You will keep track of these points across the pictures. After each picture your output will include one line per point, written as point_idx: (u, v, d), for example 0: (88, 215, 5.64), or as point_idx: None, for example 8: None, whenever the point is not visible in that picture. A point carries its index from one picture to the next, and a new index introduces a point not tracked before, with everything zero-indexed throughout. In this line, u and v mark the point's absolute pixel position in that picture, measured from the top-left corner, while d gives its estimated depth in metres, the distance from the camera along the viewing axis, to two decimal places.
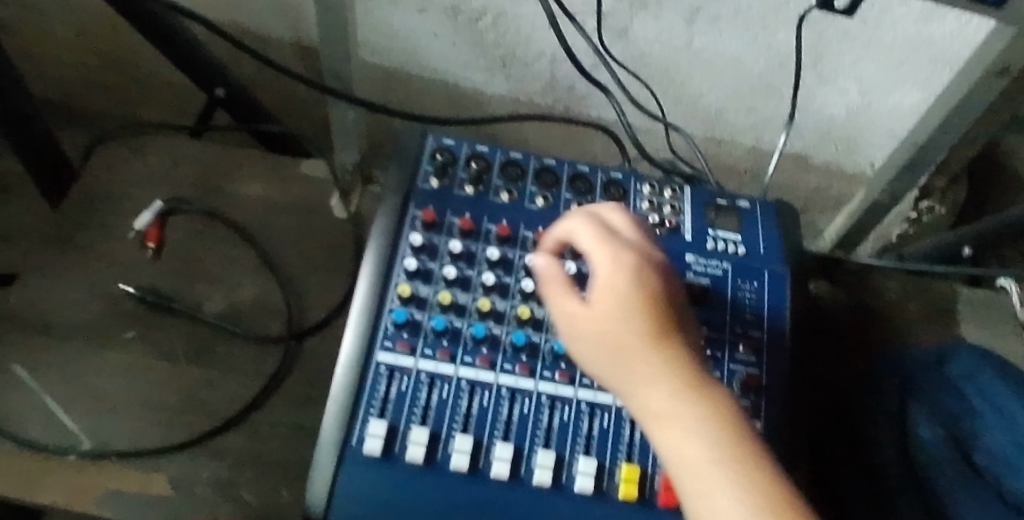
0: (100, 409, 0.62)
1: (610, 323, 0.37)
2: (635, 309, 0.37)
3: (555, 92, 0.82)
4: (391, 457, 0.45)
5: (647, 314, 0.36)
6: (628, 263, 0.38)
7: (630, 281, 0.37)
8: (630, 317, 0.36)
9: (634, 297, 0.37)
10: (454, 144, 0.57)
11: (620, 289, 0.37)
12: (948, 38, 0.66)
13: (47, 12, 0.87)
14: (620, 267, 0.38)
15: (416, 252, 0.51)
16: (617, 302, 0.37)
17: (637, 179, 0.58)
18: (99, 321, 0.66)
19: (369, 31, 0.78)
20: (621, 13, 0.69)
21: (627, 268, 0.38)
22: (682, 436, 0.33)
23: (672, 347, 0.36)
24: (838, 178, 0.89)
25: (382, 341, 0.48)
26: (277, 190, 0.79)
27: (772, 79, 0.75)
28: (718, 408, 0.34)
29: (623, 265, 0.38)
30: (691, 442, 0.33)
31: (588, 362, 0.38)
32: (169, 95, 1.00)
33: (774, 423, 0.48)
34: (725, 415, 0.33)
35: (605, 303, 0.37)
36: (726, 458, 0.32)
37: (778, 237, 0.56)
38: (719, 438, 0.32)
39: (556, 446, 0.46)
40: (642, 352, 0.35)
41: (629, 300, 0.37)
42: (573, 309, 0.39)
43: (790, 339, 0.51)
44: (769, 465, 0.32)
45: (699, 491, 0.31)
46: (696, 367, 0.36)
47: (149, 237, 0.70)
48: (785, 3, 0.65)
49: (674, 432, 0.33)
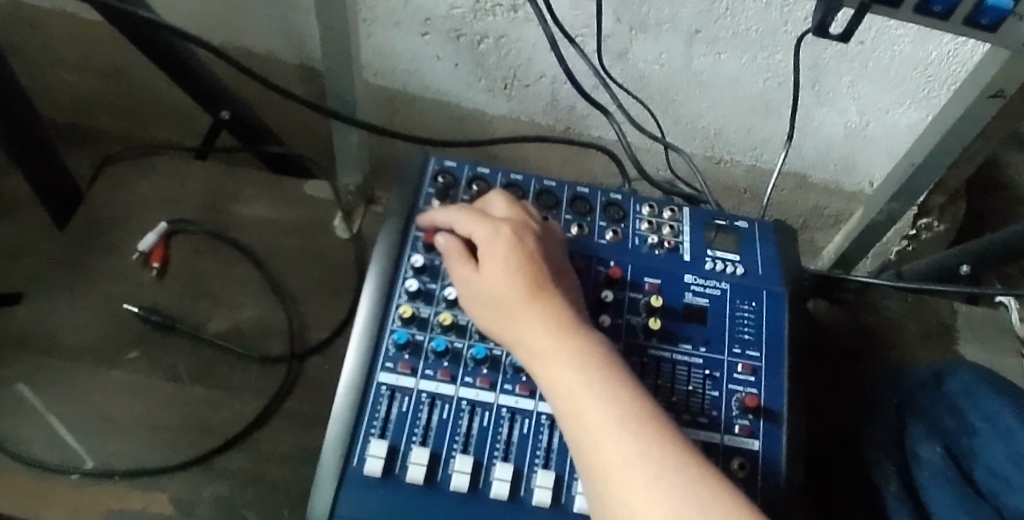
0: (103, 429, 0.62)
1: (493, 285, 0.45)
2: (512, 271, 0.45)
3: (556, 112, 0.82)
4: (392, 477, 0.45)
5: (522, 274, 0.45)
6: (504, 234, 0.47)
7: (506, 250, 0.46)
8: (508, 280, 0.45)
9: (510, 261, 0.45)
10: (456, 166, 0.58)
11: (499, 257, 0.46)
12: (943, 58, 0.67)
13: (56, 37, 0.89)
14: (498, 238, 0.46)
15: (417, 272, 0.51)
16: (498, 267, 0.45)
17: (637, 199, 0.58)
18: (103, 340, 0.67)
19: (372, 54, 0.79)
20: (620, 35, 0.70)
21: (503, 239, 0.46)
22: (556, 370, 0.42)
23: (545, 297, 0.44)
24: (838, 197, 0.90)
25: (383, 362, 0.48)
26: (280, 211, 0.80)
27: (770, 99, 0.75)
28: (584, 342, 0.43)
29: (501, 239, 0.46)
30: (564, 373, 0.41)
31: (483, 324, 0.46)
32: (175, 117, 1.02)
33: (773, 444, 0.48)
34: (589, 348, 0.43)
35: (489, 270, 0.46)
36: (592, 381, 0.41)
37: (776, 258, 0.56)
38: (584, 365, 0.42)
39: (556, 467, 0.46)
40: (520, 306, 0.44)
41: (506, 263, 0.45)
42: (463, 276, 0.47)
43: (789, 359, 0.51)
44: (621, 384, 0.41)
45: (573, 410, 0.40)
46: (567, 311, 0.44)
47: (153, 257, 0.71)
48: (782, 25, 0.66)
49: (554, 372, 0.42)
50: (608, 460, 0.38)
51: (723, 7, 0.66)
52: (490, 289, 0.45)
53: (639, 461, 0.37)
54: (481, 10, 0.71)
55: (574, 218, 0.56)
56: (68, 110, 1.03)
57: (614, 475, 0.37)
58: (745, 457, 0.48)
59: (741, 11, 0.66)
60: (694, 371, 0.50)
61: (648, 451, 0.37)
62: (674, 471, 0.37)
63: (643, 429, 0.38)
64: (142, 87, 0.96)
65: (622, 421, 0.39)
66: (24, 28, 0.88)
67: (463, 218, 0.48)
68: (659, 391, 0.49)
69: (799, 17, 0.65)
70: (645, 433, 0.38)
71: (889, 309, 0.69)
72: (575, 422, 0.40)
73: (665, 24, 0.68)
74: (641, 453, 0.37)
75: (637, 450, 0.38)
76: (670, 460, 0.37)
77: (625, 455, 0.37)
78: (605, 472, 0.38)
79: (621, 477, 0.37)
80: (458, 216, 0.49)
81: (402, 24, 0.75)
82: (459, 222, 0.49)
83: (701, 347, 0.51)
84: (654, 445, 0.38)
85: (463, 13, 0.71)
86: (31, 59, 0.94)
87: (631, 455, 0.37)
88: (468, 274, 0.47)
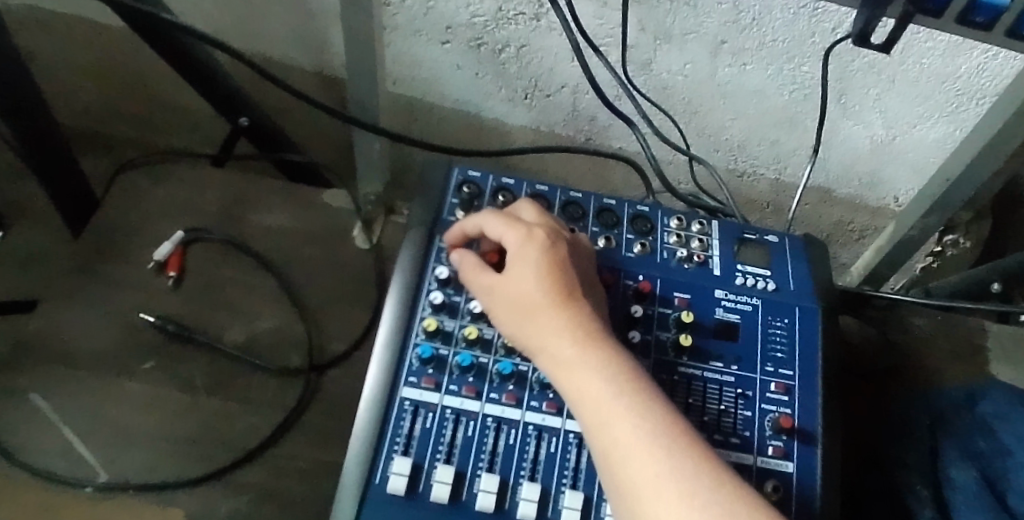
0: (119, 441, 0.61)
1: (521, 290, 0.44)
2: (542, 276, 0.44)
3: (578, 123, 0.81)
4: (415, 496, 0.43)
5: (551, 281, 0.44)
6: (536, 238, 0.46)
7: (537, 253, 0.45)
8: (538, 284, 0.44)
9: (540, 266, 0.44)
10: (480, 177, 0.56)
11: (529, 262, 0.44)
12: (973, 72, 0.65)
13: (74, 42, 0.88)
14: (529, 243, 0.45)
15: (442, 284, 0.50)
16: (527, 272, 0.44)
17: (665, 212, 0.57)
18: (118, 351, 0.66)
19: (393, 63, 0.79)
20: (645, 46, 0.69)
21: (534, 243, 0.45)
22: (585, 380, 0.40)
23: (574, 305, 0.43)
24: (861, 211, 0.88)
25: (406, 377, 0.47)
26: (300, 220, 0.79)
27: (795, 111, 0.74)
28: (614, 353, 0.41)
29: (533, 242, 0.45)
30: (593, 384, 0.40)
31: (505, 328, 0.44)
32: (192, 125, 1.01)
33: (808, 466, 0.47)
34: (618, 360, 0.41)
35: (517, 274, 0.44)
36: (622, 393, 0.39)
37: (809, 274, 0.55)
38: (615, 378, 0.40)
39: (584, 487, 0.45)
40: (548, 313, 0.43)
41: (537, 268, 0.44)
42: (488, 280, 0.45)
43: (824, 378, 0.50)
44: (653, 399, 0.39)
45: (601, 423, 0.39)
46: (595, 322, 0.43)
47: (170, 265, 0.70)
48: (809, 36, 0.65)
49: (581, 380, 0.40)
50: (639, 475, 0.36)
51: (750, 17, 0.65)
52: (518, 291, 0.44)
53: (672, 477, 0.36)
54: (504, 19, 0.70)
55: (601, 230, 0.55)
56: (82, 116, 1.03)
57: (646, 491, 0.36)
58: (779, 480, 0.46)
59: (768, 21, 0.65)
60: (725, 390, 0.49)
61: (682, 467, 0.36)
62: (709, 489, 0.35)
63: (677, 444, 0.37)
64: (159, 94, 0.96)
65: (654, 435, 0.37)
66: (42, 33, 0.88)
67: (491, 222, 0.47)
68: (690, 409, 0.48)
69: (827, 28, 0.64)
70: (678, 448, 0.37)
71: (920, 328, 0.68)
72: (604, 435, 0.38)
73: (691, 34, 0.67)
74: (675, 469, 0.36)
75: (670, 465, 0.36)
76: (705, 478, 0.36)
77: (658, 471, 0.36)
78: (635, 488, 0.36)
79: (653, 493, 0.35)
80: (487, 219, 0.48)
81: (423, 32, 0.74)
82: (487, 225, 0.48)
83: (732, 365, 0.49)
84: (687, 462, 0.36)
85: (485, 21, 0.70)
86: (47, 65, 0.94)
87: (663, 470, 0.36)
88: (493, 278, 0.45)
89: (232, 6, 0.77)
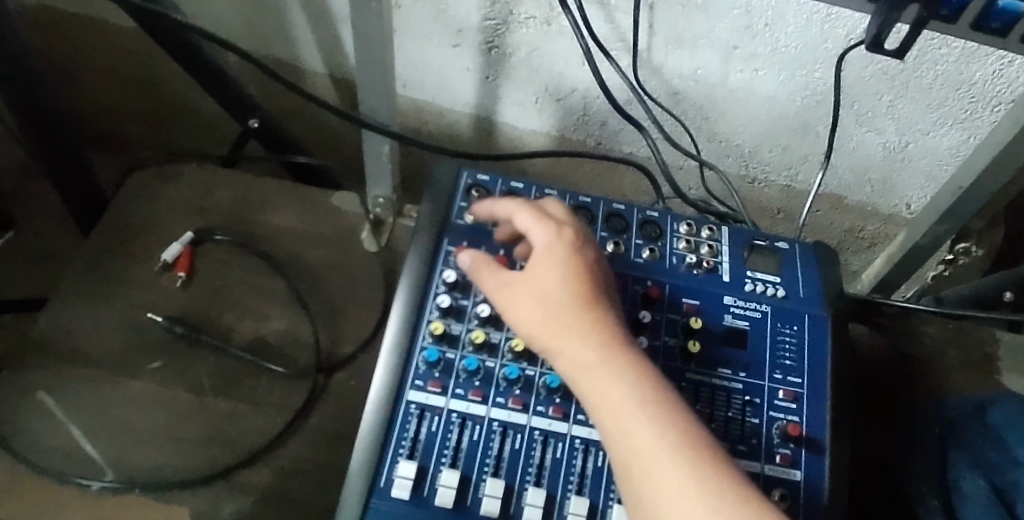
0: (126, 439, 0.61)
1: (547, 290, 0.44)
2: (566, 277, 0.44)
3: (588, 127, 0.81)
4: (419, 500, 0.43)
5: (577, 282, 0.43)
6: (564, 238, 0.45)
7: (565, 253, 0.44)
8: (563, 284, 0.43)
9: (566, 268, 0.44)
10: (489, 180, 0.56)
11: (557, 261, 0.44)
12: (988, 78, 0.65)
13: (86, 46, 0.90)
14: (558, 243, 0.45)
15: (450, 288, 0.50)
16: (552, 273, 0.44)
17: (673, 217, 0.57)
18: (125, 350, 0.66)
19: (404, 66, 0.79)
20: (658, 49, 0.69)
21: (563, 243, 0.45)
22: (606, 385, 0.40)
23: (599, 310, 0.43)
24: (874, 218, 0.87)
25: (413, 380, 0.47)
26: (309, 220, 0.79)
27: (807, 117, 0.74)
28: (637, 361, 0.41)
29: (561, 242, 0.45)
30: (615, 389, 0.39)
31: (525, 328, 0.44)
32: (202, 127, 1.02)
33: (815, 474, 0.46)
34: (639, 366, 0.41)
35: (543, 274, 0.44)
36: (645, 400, 0.39)
37: (818, 280, 0.54)
38: (637, 384, 0.40)
39: (589, 493, 0.44)
40: (570, 314, 0.42)
41: (563, 268, 0.44)
42: (510, 278, 0.45)
43: (832, 387, 0.49)
44: (675, 408, 0.39)
45: (622, 429, 0.38)
46: (616, 326, 0.43)
47: (178, 266, 0.72)
48: (822, 43, 0.64)
49: (602, 384, 0.40)
50: (659, 483, 0.36)
51: (762, 23, 0.64)
52: (542, 289, 0.44)
53: (694, 489, 0.35)
54: (513, 22, 0.69)
55: (609, 236, 0.55)
56: (98, 112, 1.04)
57: (664, 502, 0.35)
58: (786, 488, 0.46)
59: (781, 27, 0.64)
60: (734, 397, 0.48)
61: (703, 478, 0.35)
62: (731, 502, 0.34)
63: (698, 455, 0.36)
64: (168, 97, 0.97)
65: (676, 444, 0.37)
66: (53, 34, 0.89)
67: (520, 219, 0.47)
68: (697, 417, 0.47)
69: (841, 34, 0.63)
70: (699, 458, 0.36)
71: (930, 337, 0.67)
72: (623, 440, 0.38)
73: (702, 39, 0.67)
74: (697, 481, 0.35)
75: (693, 477, 0.35)
76: (726, 490, 0.35)
77: (680, 480, 0.35)
78: (653, 495, 0.36)
79: (672, 502, 0.35)
80: (515, 217, 0.48)
81: (434, 36, 0.74)
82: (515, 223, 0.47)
83: (741, 371, 0.49)
84: (708, 473, 0.36)
85: (495, 25, 0.70)
86: (60, 63, 0.95)
87: (685, 480, 0.35)
88: (516, 277, 0.45)
89: (242, 7, 0.78)
